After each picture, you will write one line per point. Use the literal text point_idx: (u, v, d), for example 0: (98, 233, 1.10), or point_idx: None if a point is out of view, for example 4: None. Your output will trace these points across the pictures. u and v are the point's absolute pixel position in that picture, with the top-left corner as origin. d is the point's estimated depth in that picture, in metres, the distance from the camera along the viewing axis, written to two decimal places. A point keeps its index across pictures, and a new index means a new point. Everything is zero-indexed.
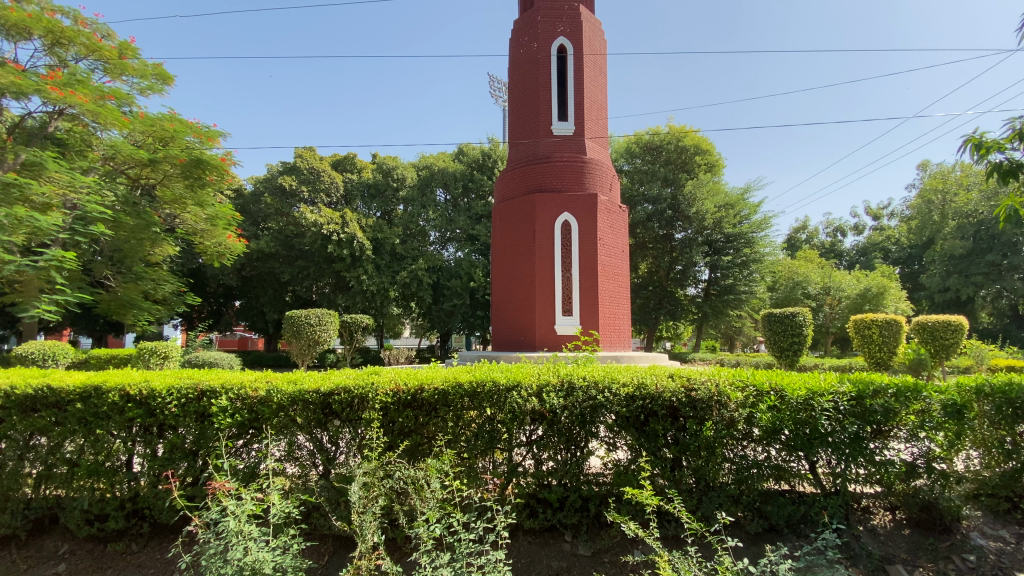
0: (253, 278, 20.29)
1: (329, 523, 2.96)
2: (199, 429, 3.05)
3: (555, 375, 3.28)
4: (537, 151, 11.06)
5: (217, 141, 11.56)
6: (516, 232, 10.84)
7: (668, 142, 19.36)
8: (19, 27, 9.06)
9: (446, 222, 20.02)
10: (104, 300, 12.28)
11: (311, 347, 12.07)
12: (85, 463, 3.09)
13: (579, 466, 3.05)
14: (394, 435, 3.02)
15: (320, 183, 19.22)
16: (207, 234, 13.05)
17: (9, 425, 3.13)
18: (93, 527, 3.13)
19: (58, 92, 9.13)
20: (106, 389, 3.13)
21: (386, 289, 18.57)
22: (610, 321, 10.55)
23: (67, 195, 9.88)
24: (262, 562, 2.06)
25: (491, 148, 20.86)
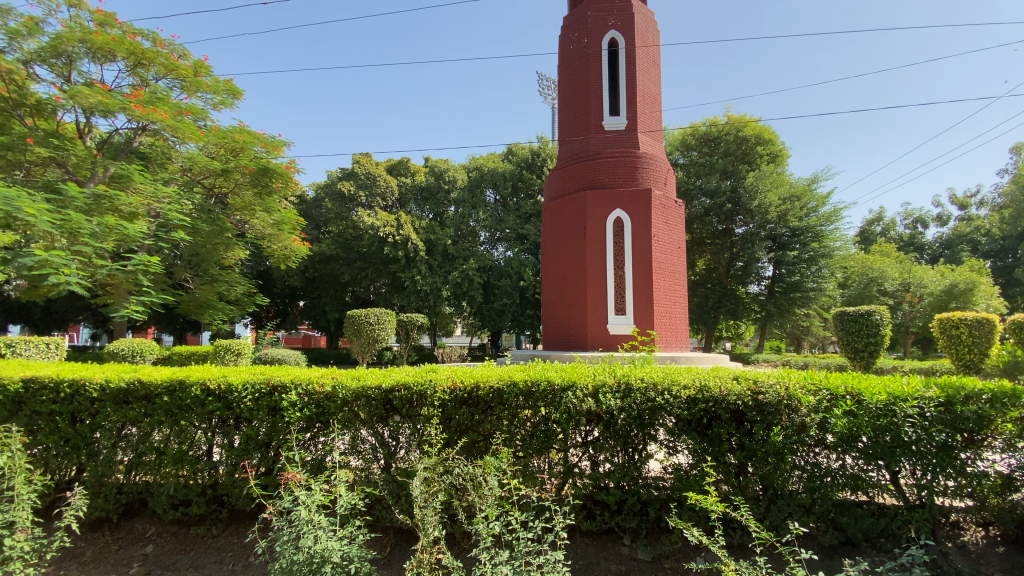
0: (315, 279, 21.30)
1: (392, 516, 3.05)
2: (271, 422, 3.23)
3: (612, 375, 3.21)
4: (588, 148, 10.92)
5: (282, 150, 12.27)
6: (567, 230, 10.76)
7: (726, 132, 18.51)
8: (104, 50, 9.83)
9: (496, 222, 20.20)
10: (185, 301, 13.27)
11: (370, 345, 12.50)
12: (171, 451, 3.35)
13: (637, 469, 2.97)
14: (452, 432, 3.07)
15: (376, 187, 19.92)
16: (274, 239, 13.83)
17: (105, 416, 3.43)
18: (177, 512, 3.38)
19: (141, 109, 9.91)
20: (188, 383, 3.37)
21: (439, 289, 18.97)
22: (666, 320, 10.24)
23: (151, 205, 10.78)
24: (331, 551, 2.18)
25: (542, 147, 20.81)
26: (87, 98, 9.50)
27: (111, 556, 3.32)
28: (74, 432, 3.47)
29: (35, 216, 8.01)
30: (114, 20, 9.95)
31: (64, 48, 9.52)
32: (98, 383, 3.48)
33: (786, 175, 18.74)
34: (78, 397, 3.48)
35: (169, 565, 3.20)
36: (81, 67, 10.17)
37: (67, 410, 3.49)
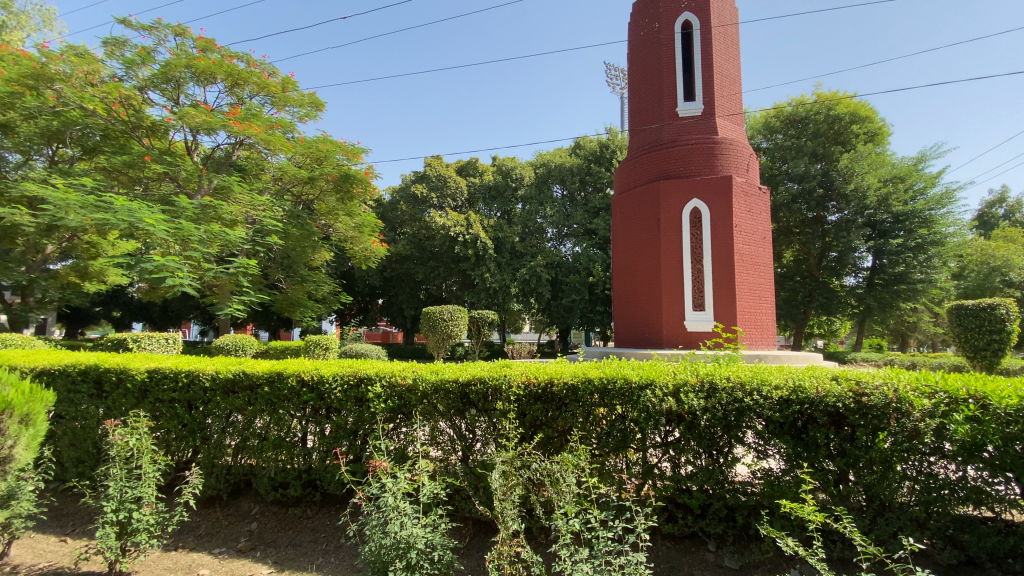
0: (391, 278, 22.30)
1: (472, 507, 3.13)
2: (358, 412, 3.42)
3: (694, 375, 3.06)
4: (661, 136, 10.54)
5: (361, 157, 12.94)
6: (640, 223, 10.47)
7: (816, 112, 17.08)
8: (206, 74, 10.84)
9: (564, 218, 20.07)
10: (278, 299, 14.39)
11: (445, 341, 12.88)
12: (271, 437, 3.65)
13: (722, 474, 2.81)
14: (528, 426, 3.08)
15: (447, 188, 20.50)
16: (356, 241, 14.67)
17: (216, 403, 3.79)
18: (277, 493, 3.69)
19: (239, 125, 10.86)
20: (285, 375, 3.65)
21: (508, 286, 19.16)
22: (751, 317, 9.64)
23: (249, 213, 11.82)
24: (415, 538, 2.27)
25: (611, 139, 20.37)
26: (193, 118, 10.52)
27: (223, 530, 3.67)
28: (189, 418, 3.87)
29: (153, 225, 9.17)
30: (214, 45, 10.93)
31: (172, 73, 10.57)
32: (210, 373, 3.85)
33: (886, 155, 17.02)
34: (193, 387, 3.87)
35: (271, 541, 3.49)
36: (187, 90, 11.26)
37: (184, 398, 3.89)
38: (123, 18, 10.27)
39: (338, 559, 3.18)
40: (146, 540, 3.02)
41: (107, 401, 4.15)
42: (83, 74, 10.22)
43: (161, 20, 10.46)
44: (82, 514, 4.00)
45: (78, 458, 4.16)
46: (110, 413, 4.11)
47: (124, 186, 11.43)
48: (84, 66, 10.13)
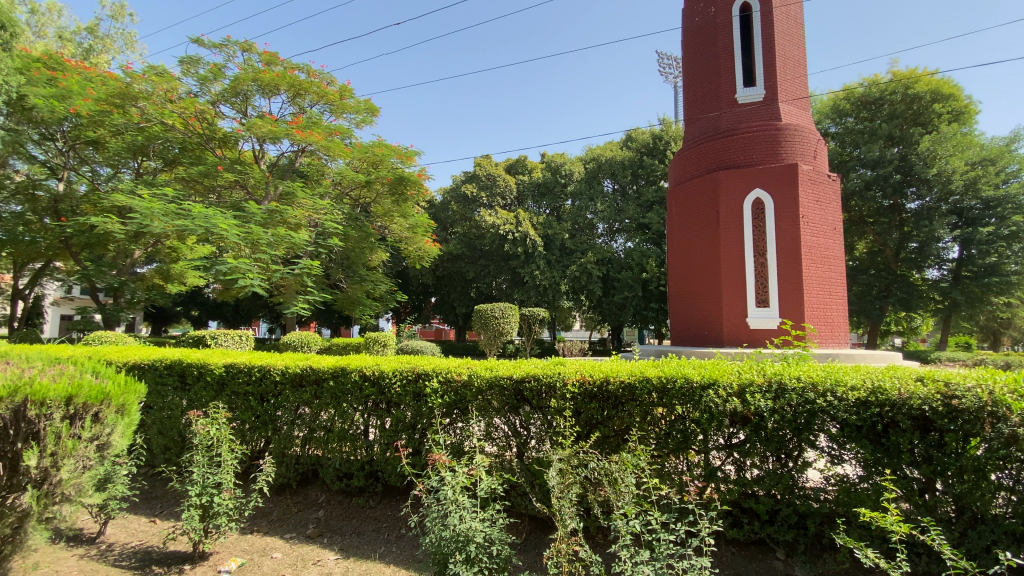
0: (443, 277, 22.78)
1: (528, 504, 3.14)
2: (416, 407, 3.52)
3: (759, 373, 2.91)
4: (718, 125, 10.14)
5: (414, 159, 13.29)
6: (697, 217, 10.12)
7: (891, 91, 15.81)
8: (271, 85, 11.45)
9: (615, 213, 19.74)
10: (339, 298, 15.03)
11: (497, 338, 12.99)
12: (335, 430, 3.83)
13: (792, 479, 2.67)
14: (584, 425, 3.05)
15: (496, 187, 20.67)
16: (410, 241, 15.09)
17: (286, 396, 4.02)
18: (342, 482, 3.86)
19: (301, 134, 11.42)
20: (348, 370, 3.81)
21: (558, 283, 19.10)
22: (820, 313, 9.10)
23: (311, 216, 12.43)
24: (474, 532, 2.31)
25: (663, 130, 19.80)
26: (260, 128, 11.17)
27: (293, 516, 3.89)
28: (262, 410, 4.12)
29: (227, 230, 9.87)
30: (277, 58, 11.52)
31: (241, 87, 11.26)
32: (280, 368, 4.09)
33: (974, 135, 15.53)
34: (264, 381, 4.12)
35: (337, 529, 3.66)
36: (254, 102, 11.95)
37: (257, 391, 4.15)
38: (196, 38, 11.03)
39: (400, 549, 3.29)
40: (225, 523, 3.24)
41: (189, 392, 4.49)
42: (162, 92, 10.98)
43: (229, 37, 11.15)
44: (169, 497, 4.36)
45: (165, 445, 4.54)
46: (193, 404, 4.45)
47: (200, 195, 12.31)
48: (164, 85, 10.83)
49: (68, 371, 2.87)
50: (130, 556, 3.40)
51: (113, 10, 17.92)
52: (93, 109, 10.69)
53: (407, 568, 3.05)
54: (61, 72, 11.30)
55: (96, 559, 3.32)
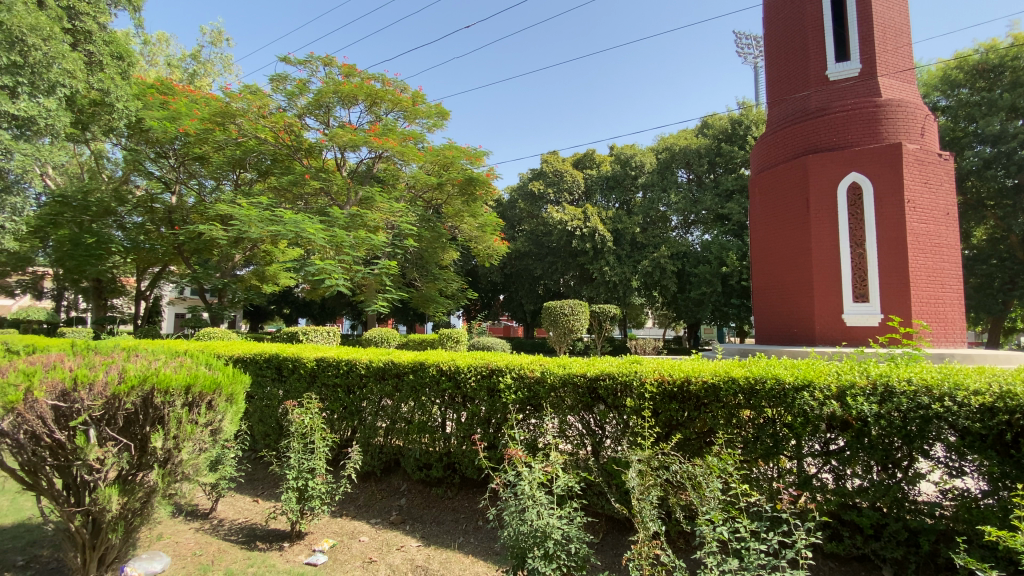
0: (512, 274, 23.01)
1: (606, 504, 3.11)
2: (492, 402, 3.60)
3: (861, 375, 2.66)
4: (805, 106, 9.43)
5: (483, 160, 13.53)
6: (782, 207, 9.48)
7: (1015, 56, 13.87)
8: (350, 96, 12.11)
9: (690, 204, 18.90)
10: (414, 296, 15.58)
11: (567, 335, 12.90)
12: (416, 421, 4.01)
13: (900, 491, 2.43)
14: (664, 426, 2.97)
15: (564, 183, 20.56)
16: (479, 240, 15.41)
17: (370, 388, 4.26)
18: (422, 473, 4.03)
19: (378, 140, 12.02)
20: (426, 364, 3.97)
21: (629, 279, 18.67)
22: (930, 308, 8.18)
23: (388, 219, 13.05)
24: (551, 528, 2.32)
25: (743, 115, 18.64)
26: (341, 138, 11.86)
27: (377, 502, 4.11)
28: (349, 401, 4.40)
29: (314, 234, 10.66)
30: (356, 70, 12.14)
31: (323, 99, 12.00)
32: (365, 362, 4.33)
33: None
34: (351, 373, 4.39)
35: (418, 517, 3.82)
36: (335, 113, 12.71)
37: (344, 383, 4.42)
38: (284, 57, 11.90)
39: (478, 541, 3.38)
40: (317, 506, 3.49)
41: (285, 384, 4.88)
42: (256, 108, 11.95)
43: (313, 54, 11.93)
44: (269, 479, 4.77)
45: (264, 432, 4.97)
46: (288, 394, 4.83)
47: (290, 202, 13.34)
48: (257, 102, 11.78)
49: (185, 363, 3.20)
50: (238, 531, 3.76)
51: (213, 36, 19.81)
52: (199, 128, 11.86)
53: (486, 560, 3.12)
54: (171, 96, 12.65)
55: (210, 533, 3.72)
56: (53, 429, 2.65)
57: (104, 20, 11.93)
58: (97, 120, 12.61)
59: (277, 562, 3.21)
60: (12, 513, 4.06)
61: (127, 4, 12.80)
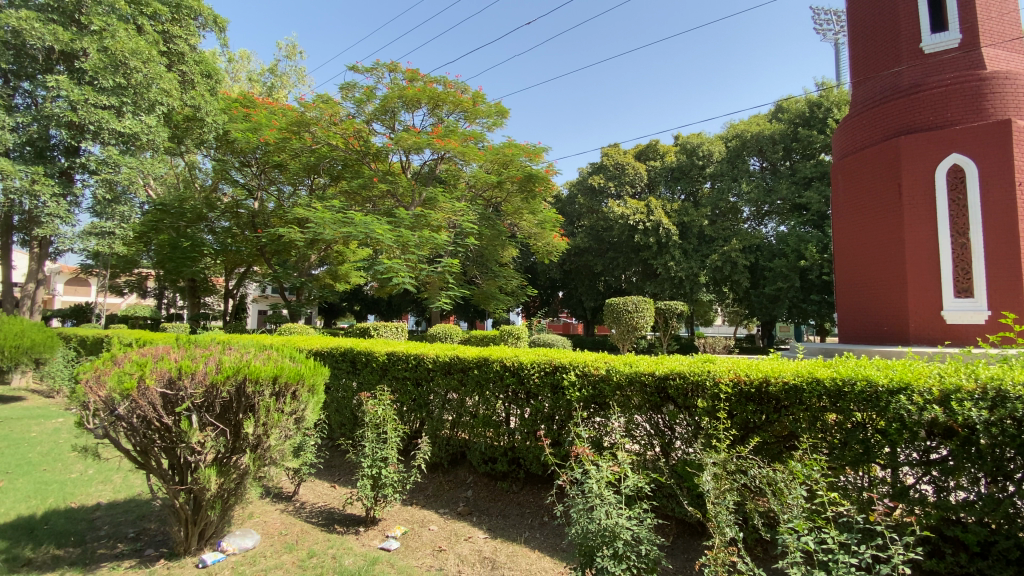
0: (572, 270, 22.85)
1: (677, 507, 3.02)
2: (556, 399, 3.60)
3: (966, 379, 2.40)
4: (895, 84, 8.64)
5: (542, 156, 13.52)
6: (869, 195, 8.75)
7: None
8: (415, 100, 12.49)
9: (764, 194, 17.88)
10: (475, 294, 15.84)
11: (631, 332, 12.60)
12: (481, 415, 4.09)
13: (1015, 508, 2.15)
14: (739, 429, 2.84)
15: (626, 176, 20.12)
16: (539, 237, 15.44)
17: (437, 382, 4.40)
18: (488, 466, 4.10)
19: (440, 142, 12.32)
20: (490, 360, 4.04)
21: (696, 274, 17.96)
22: None
23: (450, 218, 13.37)
24: (619, 528, 2.28)
25: (823, 96, 17.34)
26: (406, 141, 12.27)
27: (445, 493, 4.24)
28: (417, 393, 4.56)
29: (381, 234, 11.15)
30: (419, 74, 12.50)
31: (389, 105, 12.46)
32: (431, 356, 4.48)
33: None
34: (419, 367, 4.55)
35: (485, 509, 3.90)
36: (400, 117, 13.14)
37: (413, 376, 4.60)
38: (352, 66, 12.46)
39: (543, 536, 3.40)
40: (390, 493, 3.65)
41: (358, 376, 5.15)
42: (328, 116, 12.60)
43: (379, 61, 12.41)
44: (345, 467, 5.05)
45: (341, 421, 5.26)
46: (361, 386, 5.09)
47: (359, 205, 13.99)
48: (329, 110, 12.44)
49: (272, 356, 3.46)
50: (318, 514, 4.02)
51: (288, 50, 21.12)
52: (278, 137, 12.73)
53: (552, 556, 3.14)
54: (253, 108, 13.61)
55: (293, 514, 4.00)
56: (162, 413, 2.95)
57: (194, 41, 13.11)
58: (190, 134, 13.80)
59: (354, 546, 3.39)
60: (124, 489, 4.57)
61: (213, 26, 13.91)
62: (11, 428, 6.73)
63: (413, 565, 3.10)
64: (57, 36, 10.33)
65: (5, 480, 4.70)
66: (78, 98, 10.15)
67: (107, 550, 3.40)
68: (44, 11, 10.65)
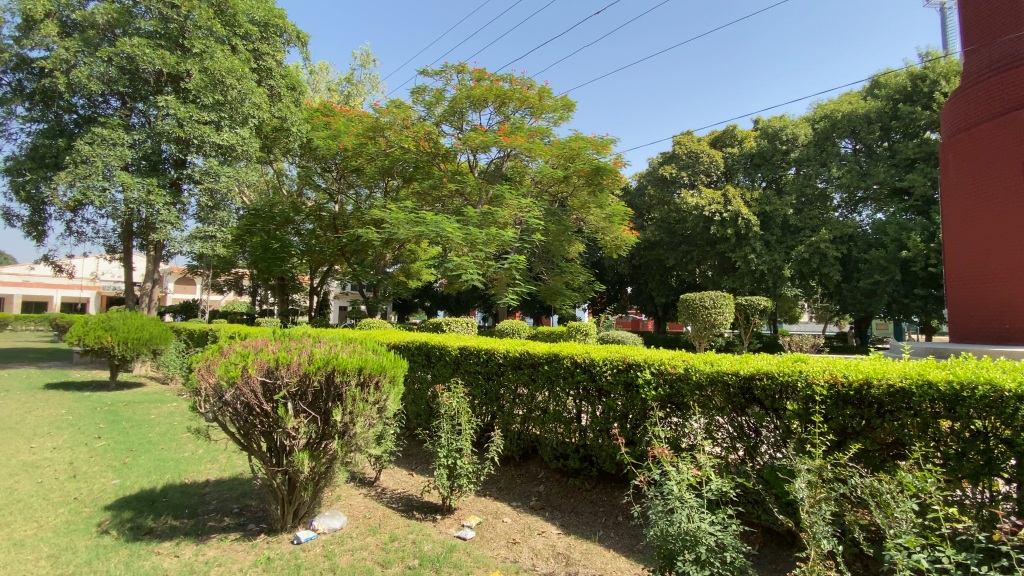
0: (641, 265, 22.22)
1: (763, 514, 2.86)
2: (630, 397, 3.53)
3: None
4: (1015, 50, 7.58)
5: (610, 149, 13.23)
6: (985, 176, 7.77)
7: None
8: (482, 99, 12.68)
9: (857, 178, 16.38)
10: (542, 290, 15.88)
11: (708, 330, 12.02)
12: (552, 412, 4.10)
13: None
14: (835, 434, 2.64)
15: (700, 165, 19.24)
16: (607, 231, 15.19)
17: (508, 377, 4.46)
18: (560, 462, 4.10)
19: (507, 139, 12.42)
20: (561, 356, 4.04)
21: (780, 267, 16.81)
22: None
23: (517, 215, 13.46)
24: (702, 534, 2.19)
25: (928, 67, 15.60)
26: (474, 140, 12.50)
27: (517, 486, 4.29)
28: (488, 387, 4.65)
29: (451, 233, 11.46)
30: (486, 73, 12.68)
31: (457, 106, 12.76)
32: (502, 351, 4.55)
33: None
34: (491, 362, 4.64)
35: (557, 505, 3.91)
36: (467, 117, 13.41)
37: (484, 370, 4.70)
38: (423, 70, 12.88)
39: (618, 536, 3.35)
40: (466, 484, 3.76)
41: (433, 369, 5.35)
42: (401, 120, 13.13)
43: (447, 64, 12.72)
44: (421, 456, 5.27)
45: (417, 412, 5.48)
46: (435, 378, 5.29)
47: (429, 205, 14.46)
48: (402, 115, 12.97)
49: (357, 348, 3.68)
50: (398, 500, 4.22)
51: (362, 59, 22.20)
52: (355, 143, 13.47)
53: (628, 557, 3.09)
54: (332, 116, 14.46)
55: (376, 498, 4.23)
56: (262, 400, 3.22)
57: (281, 57, 14.15)
58: (278, 143, 14.91)
59: (432, 532, 3.53)
60: (229, 468, 5.06)
61: (297, 41, 14.92)
62: (136, 410, 7.64)
63: (488, 555, 3.17)
64: (166, 60, 11.52)
65: (131, 457, 5.35)
66: (184, 115, 11.31)
67: (215, 523, 3.79)
68: (155, 38, 11.89)
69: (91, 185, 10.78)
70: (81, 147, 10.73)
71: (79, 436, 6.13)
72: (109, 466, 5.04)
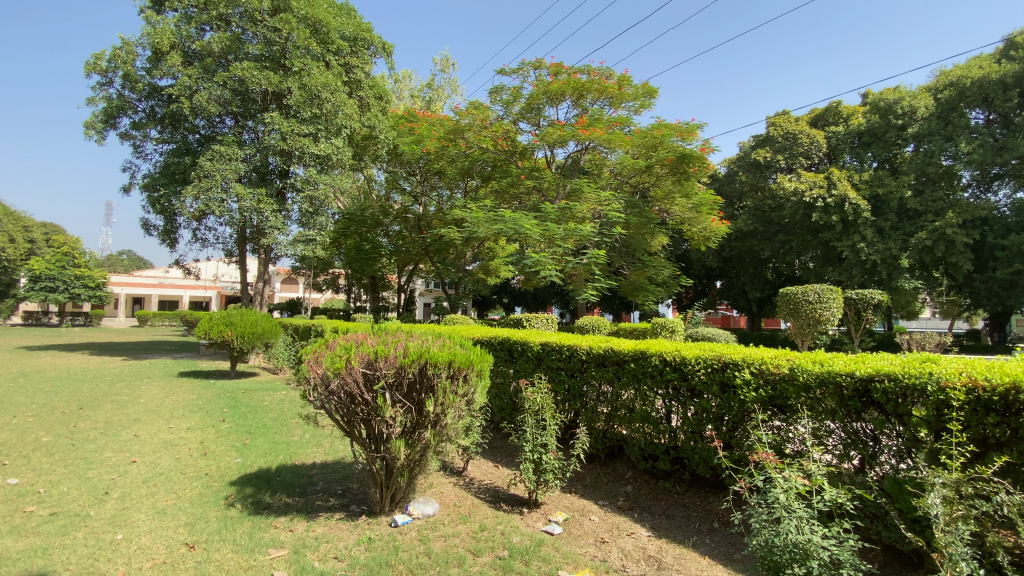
0: (732, 257, 20.91)
1: (884, 532, 2.59)
2: (725, 398, 3.35)
3: None
4: None
5: (695, 135, 12.56)
6: None
7: None
8: (559, 94, 12.62)
9: (992, 153, 14.26)
10: (623, 285, 15.48)
11: (811, 326, 11.05)
12: (638, 411, 4.00)
13: None
14: (975, 444, 2.33)
15: (798, 146, 17.72)
16: (694, 222, 14.49)
17: (591, 374, 4.42)
18: (648, 463, 3.99)
19: (586, 132, 12.22)
20: (648, 354, 3.93)
21: (896, 257, 15.03)
22: None
23: (596, 209, 13.26)
24: (815, 548, 2.02)
25: None
26: (552, 135, 12.49)
27: (604, 485, 4.24)
28: (572, 384, 4.64)
29: (530, 229, 11.53)
30: (563, 67, 12.60)
31: (535, 102, 12.81)
32: (585, 348, 4.51)
33: None
34: (574, 358, 4.62)
35: (646, 506, 3.81)
36: (545, 113, 13.41)
37: (568, 367, 4.69)
38: (501, 70, 13.09)
39: (714, 543, 3.20)
40: (552, 479, 3.78)
41: (515, 364, 5.43)
42: (480, 121, 13.47)
43: (525, 61, 12.83)
44: (506, 449, 5.38)
45: (500, 406, 5.60)
46: (518, 374, 5.37)
47: (508, 202, 14.64)
48: (480, 115, 13.29)
49: (446, 342, 3.84)
50: (486, 490, 4.35)
51: (443, 64, 22.95)
52: (437, 146, 13.99)
53: (726, 565, 2.95)
54: (416, 122, 15.11)
55: (464, 488, 4.39)
56: (364, 390, 3.45)
57: (369, 68, 15.05)
58: (368, 151, 15.82)
59: (520, 525, 3.60)
60: (331, 453, 5.49)
61: (383, 52, 15.76)
62: (253, 398, 8.50)
63: (576, 552, 3.17)
64: (271, 80, 12.71)
65: (249, 439, 5.99)
66: (287, 129, 12.46)
67: (322, 503, 4.13)
68: (261, 60, 13.16)
69: (212, 197, 12.16)
70: (204, 163, 12.14)
71: (207, 419, 6.95)
72: (233, 446, 5.68)
